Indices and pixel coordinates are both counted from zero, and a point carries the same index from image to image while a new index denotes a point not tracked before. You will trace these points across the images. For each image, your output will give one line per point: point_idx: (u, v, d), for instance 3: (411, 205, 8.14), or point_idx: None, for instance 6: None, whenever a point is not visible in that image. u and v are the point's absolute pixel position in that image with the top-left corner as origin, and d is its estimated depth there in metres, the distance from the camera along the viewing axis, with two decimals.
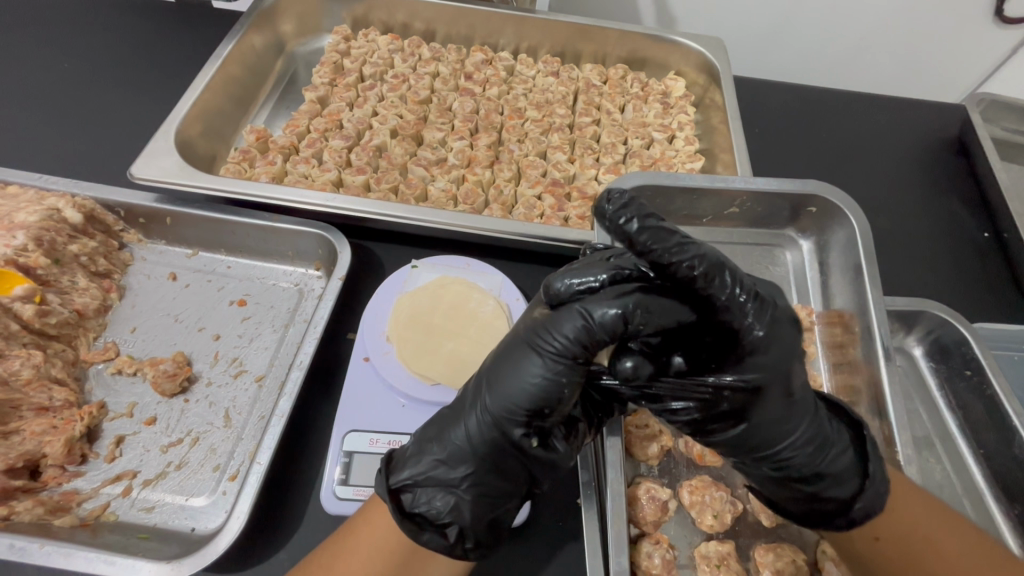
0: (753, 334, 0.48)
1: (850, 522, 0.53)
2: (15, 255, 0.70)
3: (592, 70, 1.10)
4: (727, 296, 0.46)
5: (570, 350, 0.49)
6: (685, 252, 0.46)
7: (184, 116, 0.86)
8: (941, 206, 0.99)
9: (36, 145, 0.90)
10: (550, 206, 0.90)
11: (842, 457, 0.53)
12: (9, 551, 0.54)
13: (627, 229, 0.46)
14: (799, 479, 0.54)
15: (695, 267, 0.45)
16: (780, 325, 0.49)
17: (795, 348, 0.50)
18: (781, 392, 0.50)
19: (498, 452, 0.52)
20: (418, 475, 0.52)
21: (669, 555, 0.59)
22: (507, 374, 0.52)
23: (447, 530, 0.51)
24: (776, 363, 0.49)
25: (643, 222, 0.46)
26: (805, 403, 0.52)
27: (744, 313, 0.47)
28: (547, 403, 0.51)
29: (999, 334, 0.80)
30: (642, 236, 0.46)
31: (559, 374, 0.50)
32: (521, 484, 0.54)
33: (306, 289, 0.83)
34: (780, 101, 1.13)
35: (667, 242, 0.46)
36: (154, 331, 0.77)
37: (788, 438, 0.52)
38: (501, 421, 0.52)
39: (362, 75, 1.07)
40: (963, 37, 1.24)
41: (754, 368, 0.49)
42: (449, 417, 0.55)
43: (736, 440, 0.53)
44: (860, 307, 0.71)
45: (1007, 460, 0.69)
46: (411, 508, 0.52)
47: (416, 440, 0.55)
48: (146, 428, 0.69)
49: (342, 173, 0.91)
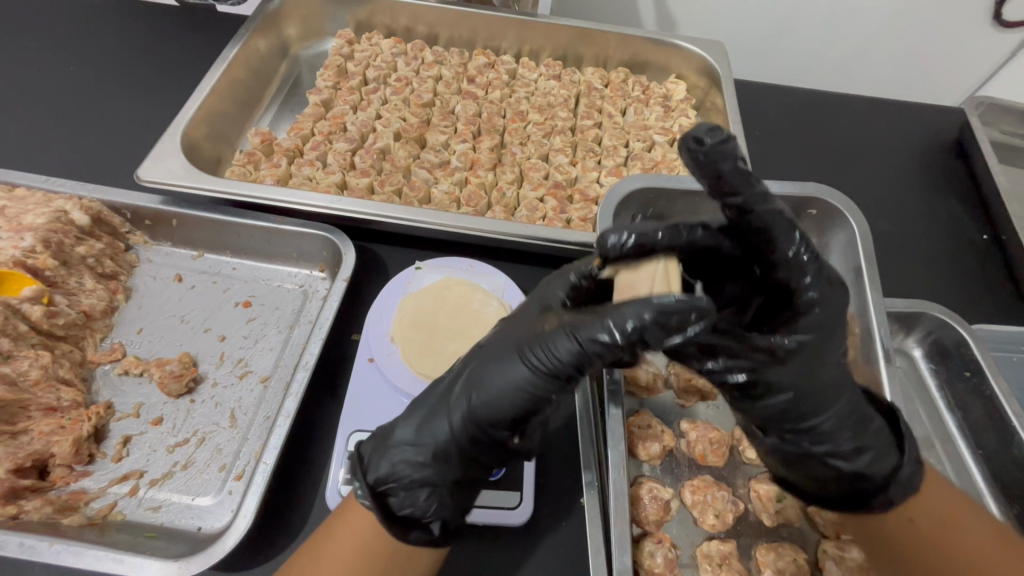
0: (806, 294, 0.50)
1: (886, 502, 0.54)
2: (23, 256, 0.72)
3: (594, 73, 1.11)
4: (791, 250, 0.50)
5: (561, 369, 0.50)
6: (765, 203, 0.48)
7: (191, 119, 0.87)
8: (940, 208, 1.00)
9: (43, 147, 0.91)
10: (552, 208, 0.91)
11: (882, 432, 0.54)
12: (19, 550, 0.55)
13: (721, 169, 0.47)
14: (838, 456, 0.54)
15: (771, 217, 0.48)
16: (835, 286, 0.51)
17: (842, 308, 0.52)
18: (826, 358, 0.52)
19: (480, 454, 0.53)
20: (401, 477, 0.52)
21: (672, 554, 0.59)
22: (493, 380, 0.52)
23: (431, 526, 0.52)
24: (827, 323, 0.51)
25: (735, 164, 0.47)
26: (844, 373, 0.53)
27: (803, 271, 0.50)
28: (532, 409, 0.52)
29: (998, 335, 0.81)
30: (730, 178, 0.47)
31: (546, 387, 0.51)
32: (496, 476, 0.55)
33: (311, 290, 0.83)
34: (780, 104, 1.14)
35: (754, 189, 0.48)
36: (160, 332, 0.77)
37: (828, 410, 0.53)
38: (483, 425, 0.52)
39: (365, 79, 1.08)
40: (961, 41, 1.25)
41: (805, 329, 0.51)
42: (426, 415, 0.54)
43: (780, 411, 0.54)
44: (860, 308, 0.71)
45: (1006, 461, 0.70)
46: (396, 508, 0.51)
47: (392, 440, 0.53)
48: (152, 428, 0.69)
49: (346, 175, 0.92)
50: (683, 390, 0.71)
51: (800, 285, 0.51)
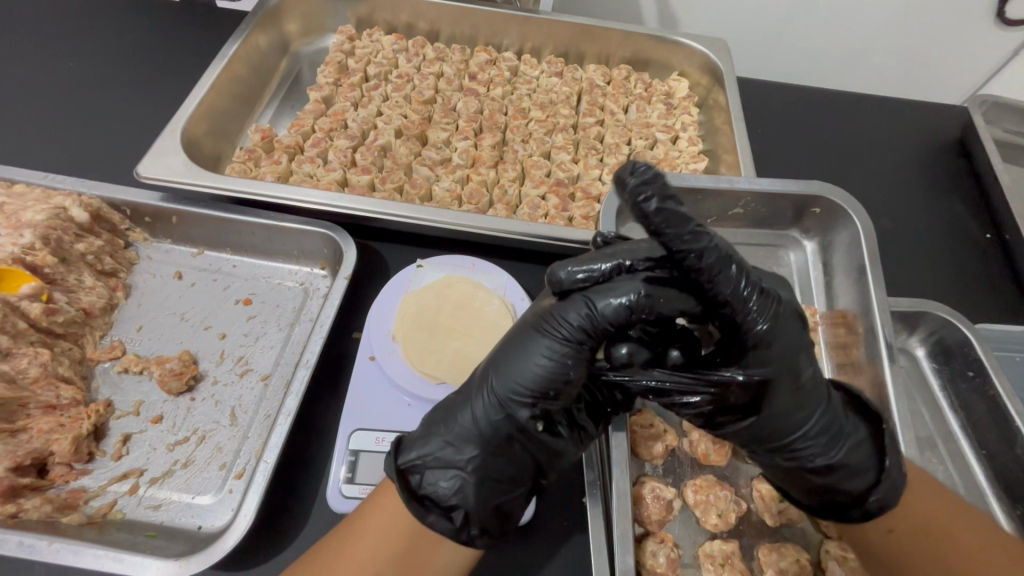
0: (756, 328, 0.49)
1: (864, 514, 0.54)
2: (22, 253, 0.71)
3: (596, 71, 1.11)
4: (732, 290, 0.47)
5: (575, 335, 0.51)
6: (698, 243, 0.46)
7: (191, 115, 0.86)
8: (943, 207, 1.00)
9: (43, 144, 0.90)
10: (554, 206, 0.90)
11: (857, 449, 0.54)
12: (18, 549, 0.54)
13: (644, 210, 0.44)
14: (813, 470, 0.55)
15: (705, 257, 0.46)
16: (783, 317, 0.50)
17: (802, 340, 0.52)
18: (789, 384, 0.51)
19: (506, 437, 0.53)
20: (425, 458, 0.53)
21: (674, 554, 0.59)
22: (514, 358, 0.53)
23: (453, 513, 0.51)
24: (782, 354, 0.50)
25: (662, 203, 0.45)
26: (816, 394, 0.54)
27: (748, 307, 0.48)
28: (552, 385, 0.52)
29: (1002, 335, 0.81)
30: (657, 219, 0.45)
31: (564, 358, 0.51)
32: (527, 472, 0.54)
33: (311, 288, 0.83)
34: (783, 102, 1.14)
35: (684, 229, 0.45)
36: (160, 330, 0.77)
37: (800, 429, 0.54)
38: (506, 403, 0.52)
39: (367, 75, 1.08)
40: (965, 39, 1.24)
41: (762, 360, 0.50)
42: (456, 401, 0.56)
43: (745, 433, 0.55)
44: (864, 307, 0.71)
45: (1008, 461, 0.69)
46: (418, 488, 0.52)
47: (424, 424, 0.55)
48: (152, 426, 0.69)
49: (347, 172, 0.92)
50: None
51: (747, 320, 0.49)
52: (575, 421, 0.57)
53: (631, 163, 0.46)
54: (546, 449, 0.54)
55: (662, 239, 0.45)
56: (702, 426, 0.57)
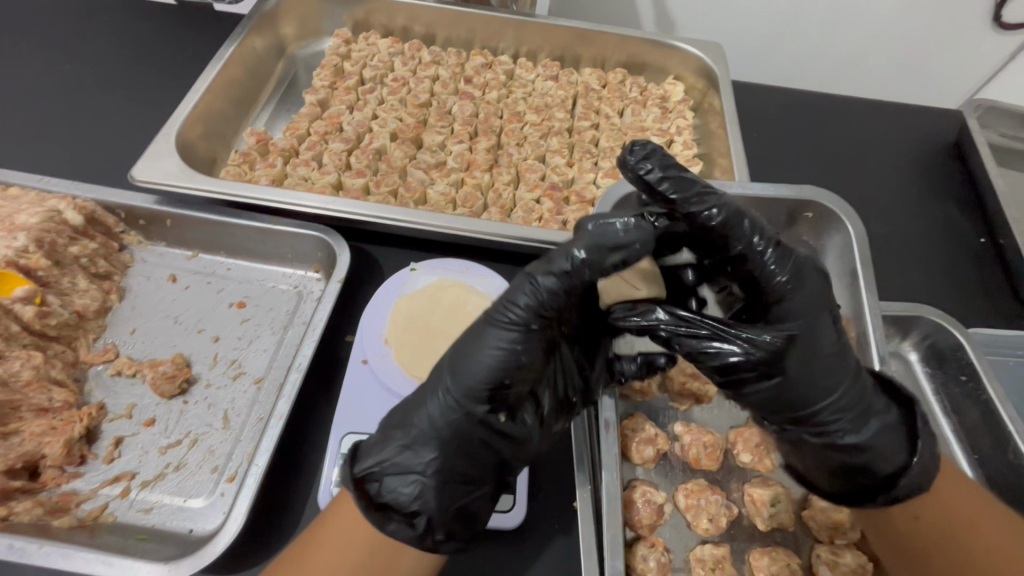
0: (776, 280, 0.53)
1: (891, 499, 0.54)
2: (16, 256, 0.71)
3: (591, 74, 1.11)
4: (745, 244, 0.53)
5: (522, 319, 0.52)
6: (706, 201, 0.53)
7: (186, 118, 0.87)
8: (938, 212, 1.00)
9: (38, 146, 0.90)
10: (548, 210, 0.91)
11: (886, 428, 0.54)
12: (8, 552, 0.54)
13: (648, 179, 0.54)
14: (841, 449, 0.54)
15: (713, 214, 0.53)
16: (805, 274, 0.53)
17: (825, 296, 0.54)
18: (814, 345, 0.52)
19: (464, 436, 0.53)
20: (383, 464, 0.52)
21: (665, 558, 0.59)
22: (467, 350, 0.54)
23: (415, 520, 0.51)
24: (806, 308, 0.52)
25: (663, 172, 0.54)
26: (843, 364, 0.53)
27: (766, 261, 0.52)
28: (506, 373, 0.53)
29: (996, 339, 0.81)
30: (663, 184, 0.54)
31: (513, 344, 0.52)
32: (488, 469, 0.54)
33: (305, 291, 0.83)
34: (778, 106, 1.14)
35: (689, 192, 0.54)
36: (154, 333, 0.77)
37: (831, 398, 0.53)
38: (463, 400, 0.53)
39: (362, 78, 1.08)
40: (962, 42, 1.25)
41: (788, 313, 0.52)
42: (411, 404, 0.55)
43: (772, 395, 0.53)
44: (856, 312, 0.71)
45: (1001, 466, 0.70)
46: (377, 497, 0.52)
47: (380, 430, 0.55)
48: (145, 429, 0.69)
49: (342, 176, 0.92)
50: (677, 393, 0.70)
51: (767, 272, 0.52)
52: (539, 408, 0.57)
53: (633, 143, 0.56)
54: (508, 441, 0.54)
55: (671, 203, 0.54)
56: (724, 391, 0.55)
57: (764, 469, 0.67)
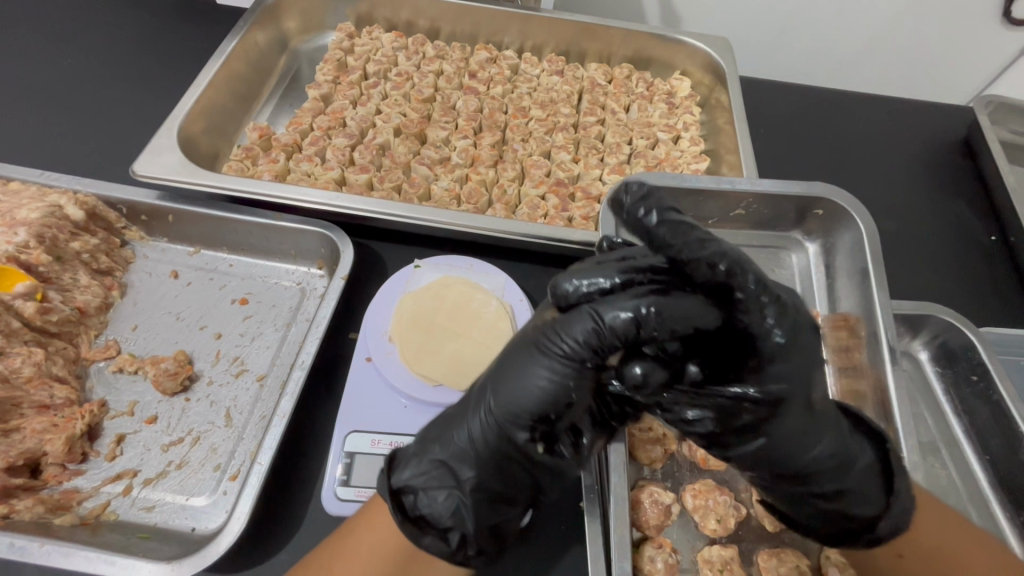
0: (774, 340, 0.44)
1: (875, 540, 0.54)
2: (16, 252, 0.70)
3: (597, 69, 1.10)
4: (744, 295, 0.44)
5: (579, 355, 0.48)
6: (704, 250, 0.44)
7: (188, 113, 0.86)
8: (947, 209, 0.98)
9: (40, 140, 0.90)
10: (553, 206, 0.90)
11: (862, 473, 0.53)
12: (9, 550, 0.54)
13: (645, 220, 0.48)
14: (822, 496, 0.53)
15: (715, 265, 0.44)
16: (801, 332, 0.46)
17: (816, 355, 0.48)
18: (800, 407, 0.48)
19: (503, 457, 0.52)
20: (420, 477, 0.52)
21: (672, 559, 0.58)
22: (513, 378, 0.51)
23: (449, 534, 0.50)
24: (797, 371, 0.46)
25: (661, 215, 0.48)
26: (826, 419, 0.51)
27: (766, 316, 0.44)
28: (554, 407, 0.50)
29: (1007, 339, 0.79)
30: (659, 230, 0.47)
31: (566, 378, 0.49)
32: (522, 491, 0.54)
33: (308, 288, 0.82)
34: (786, 102, 1.13)
35: (688, 237, 0.46)
36: (155, 329, 0.76)
37: (813, 453, 0.51)
38: (503, 423, 0.51)
39: (366, 73, 1.07)
40: (971, 37, 1.23)
41: (777, 376, 0.46)
42: (453, 417, 0.55)
43: (757, 456, 0.51)
44: (867, 311, 0.70)
45: (1012, 466, 0.69)
46: (412, 509, 0.51)
47: (419, 440, 0.55)
48: (147, 427, 0.68)
49: (345, 171, 0.91)
50: None
51: (762, 331, 0.44)
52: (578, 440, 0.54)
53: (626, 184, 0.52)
54: (547, 468, 0.53)
55: (665, 248, 0.46)
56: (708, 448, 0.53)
57: None
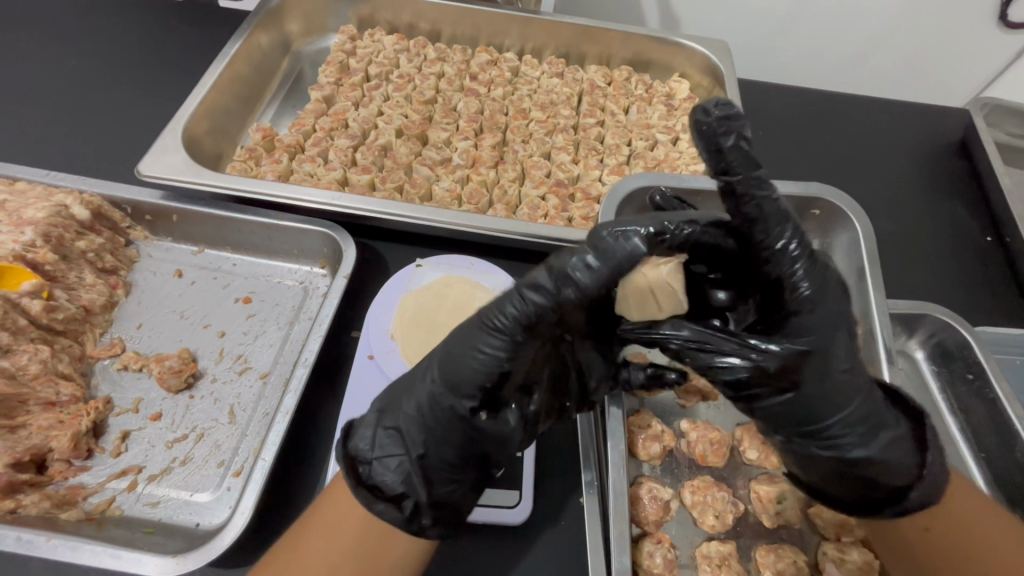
0: (802, 293, 0.51)
1: (901, 512, 0.54)
2: (23, 251, 0.71)
3: (597, 72, 1.11)
4: (780, 244, 0.51)
5: (508, 327, 0.50)
6: (760, 189, 0.51)
7: (192, 114, 0.87)
8: (944, 210, 0.99)
9: (45, 141, 0.91)
10: (554, 206, 0.91)
11: (895, 442, 0.53)
12: (16, 545, 0.54)
13: (721, 139, 0.51)
14: (852, 463, 0.53)
15: (763, 206, 0.51)
16: (831, 288, 0.51)
17: (846, 314, 0.52)
18: (827, 364, 0.51)
19: (449, 427, 0.51)
20: (374, 446, 0.53)
21: (671, 554, 0.59)
22: (453, 350, 0.52)
23: (402, 502, 0.51)
24: (825, 324, 0.50)
25: (737, 141, 0.51)
26: (855, 384, 0.52)
27: (796, 269, 0.51)
28: (490, 376, 0.51)
29: (1002, 338, 0.80)
30: (728, 155, 0.51)
31: (499, 350, 0.50)
32: (474, 458, 0.53)
33: (311, 287, 0.83)
34: (784, 104, 1.14)
35: (751, 172, 0.51)
36: (160, 327, 0.77)
37: (840, 415, 0.52)
38: (446, 391, 0.52)
39: (368, 75, 1.08)
40: (968, 40, 1.24)
41: (806, 327, 0.51)
42: (403, 387, 0.55)
43: (784, 412, 0.52)
44: (863, 310, 0.71)
45: (1007, 464, 0.69)
46: (366, 479, 0.51)
47: (373, 409, 0.55)
48: (151, 423, 0.69)
49: (347, 172, 0.92)
50: (683, 389, 0.70)
51: (793, 282, 0.51)
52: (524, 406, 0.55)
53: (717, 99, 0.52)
54: (493, 440, 0.53)
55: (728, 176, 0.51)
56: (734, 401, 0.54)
57: (770, 466, 0.67)
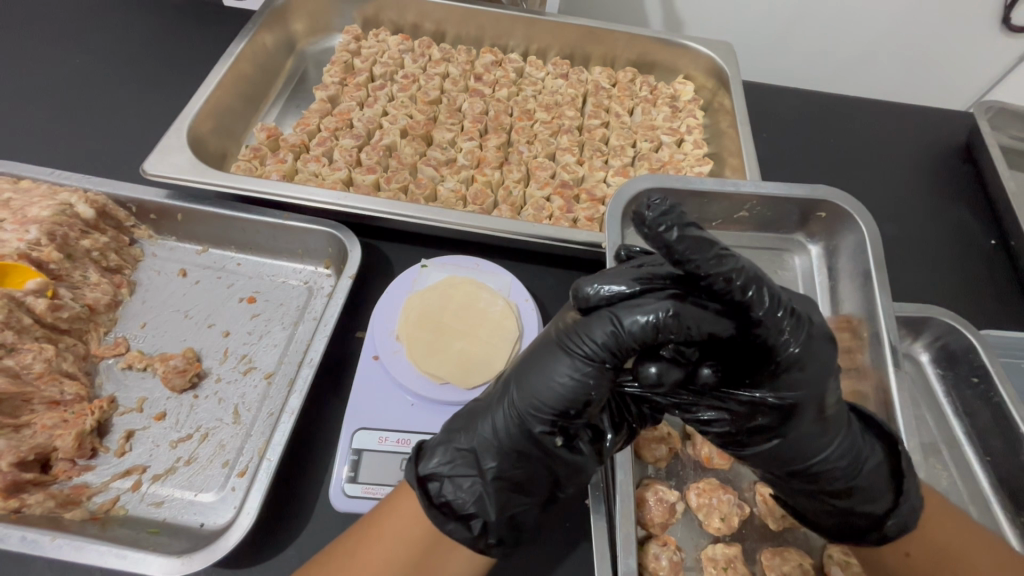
0: (788, 351, 0.46)
1: (881, 538, 0.55)
2: (28, 249, 0.71)
3: (601, 73, 1.11)
4: (764, 312, 0.44)
5: (599, 355, 0.49)
6: (723, 266, 0.42)
7: (197, 114, 0.87)
8: (948, 214, 0.99)
9: (50, 139, 0.90)
10: (558, 207, 0.90)
11: (876, 471, 0.54)
12: (21, 544, 0.54)
13: (667, 238, 0.41)
14: (833, 494, 0.55)
15: (733, 280, 0.43)
16: (814, 340, 0.47)
17: (831, 363, 0.48)
18: (815, 411, 0.49)
19: (523, 450, 0.53)
20: (446, 465, 0.54)
21: (677, 557, 0.59)
22: (538, 372, 0.52)
23: (471, 522, 0.52)
24: (814, 378, 0.47)
25: (684, 231, 0.41)
26: (839, 420, 0.52)
27: (781, 329, 0.45)
28: (574, 404, 0.51)
29: (1008, 341, 0.80)
30: (680, 247, 0.41)
31: (587, 376, 0.49)
32: (545, 485, 0.54)
33: (315, 287, 0.83)
34: (789, 106, 1.14)
35: (709, 252, 0.42)
36: (164, 326, 0.77)
37: (822, 453, 0.52)
38: (526, 418, 0.52)
39: (373, 75, 1.08)
40: (971, 44, 1.24)
41: (793, 384, 0.47)
42: (479, 410, 0.56)
43: (771, 456, 0.53)
44: (869, 312, 0.71)
45: (1012, 468, 0.69)
46: (436, 496, 0.52)
47: (445, 431, 0.57)
48: (156, 423, 0.69)
49: (352, 172, 0.92)
50: None
51: (780, 343, 0.46)
52: (598, 438, 0.55)
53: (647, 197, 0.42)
54: (564, 466, 0.54)
55: (685, 266, 0.42)
56: (725, 447, 0.55)
57: None
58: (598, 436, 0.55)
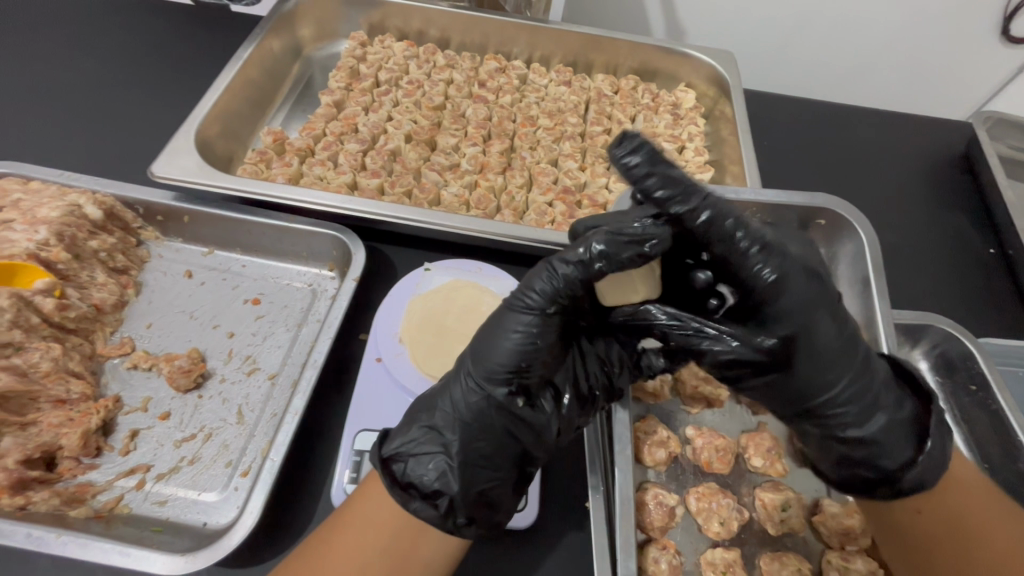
0: (765, 279, 0.52)
1: (895, 493, 0.57)
2: (37, 249, 0.72)
3: (604, 80, 1.12)
4: (728, 241, 0.51)
5: (538, 304, 0.54)
6: (686, 202, 0.51)
7: (205, 117, 0.88)
8: (947, 222, 1.00)
9: (58, 142, 0.91)
10: (560, 213, 0.91)
11: (889, 420, 0.56)
12: (27, 541, 0.55)
13: (630, 170, 0.50)
14: (844, 442, 0.57)
15: (693, 211, 0.51)
16: (799, 277, 0.53)
17: (820, 295, 0.54)
18: (807, 347, 0.54)
19: (480, 417, 0.54)
20: (408, 445, 0.54)
21: (676, 560, 0.59)
22: (488, 339, 0.55)
23: (437, 500, 0.52)
24: (796, 310, 0.53)
25: (643, 172, 0.50)
26: (848, 361, 0.55)
27: (752, 261, 0.52)
28: (522, 357, 0.54)
29: (1005, 350, 0.81)
30: (648, 182, 0.50)
31: (531, 327, 0.54)
32: (509, 453, 0.55)
33: (320, 289, 0.84)
34: (789, 114, 1.15)
35: (671, 188, 0.51)
36: (169, 327, 0.78)
37: (832, 394, 0.56)
38: (480, 382, 0.54)
39: (378, 81, 1.09)
40: (970, 55, 1.25)
41: (779, 315, 0.53)
42: (435, 391, 0.57)
43: (770, 391, 0.58)
44: (868, 319, 0.71)
45: (1011, 475, 0.69)
46: (402, 476, 0.53)
47: (405, 415, 0.57)
48: (160, 422, 0.69)
49: (357, 176, 0.93)
50: (689, 396, 0.71)
51: (757, 274, 0.52)
52: (558, 397, 0.57)
53: (621, 135, 0.51)
54: (525, 425, 0.55)
55: (648, 198, 0.51)
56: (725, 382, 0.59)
57: (775, 473, 0.66)
58: (558, 395, 0.57)
